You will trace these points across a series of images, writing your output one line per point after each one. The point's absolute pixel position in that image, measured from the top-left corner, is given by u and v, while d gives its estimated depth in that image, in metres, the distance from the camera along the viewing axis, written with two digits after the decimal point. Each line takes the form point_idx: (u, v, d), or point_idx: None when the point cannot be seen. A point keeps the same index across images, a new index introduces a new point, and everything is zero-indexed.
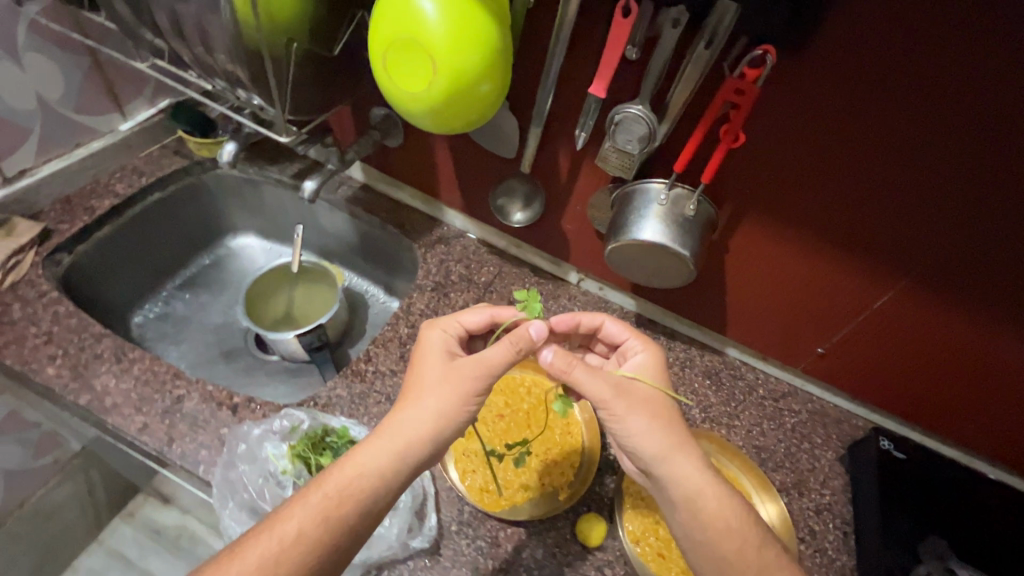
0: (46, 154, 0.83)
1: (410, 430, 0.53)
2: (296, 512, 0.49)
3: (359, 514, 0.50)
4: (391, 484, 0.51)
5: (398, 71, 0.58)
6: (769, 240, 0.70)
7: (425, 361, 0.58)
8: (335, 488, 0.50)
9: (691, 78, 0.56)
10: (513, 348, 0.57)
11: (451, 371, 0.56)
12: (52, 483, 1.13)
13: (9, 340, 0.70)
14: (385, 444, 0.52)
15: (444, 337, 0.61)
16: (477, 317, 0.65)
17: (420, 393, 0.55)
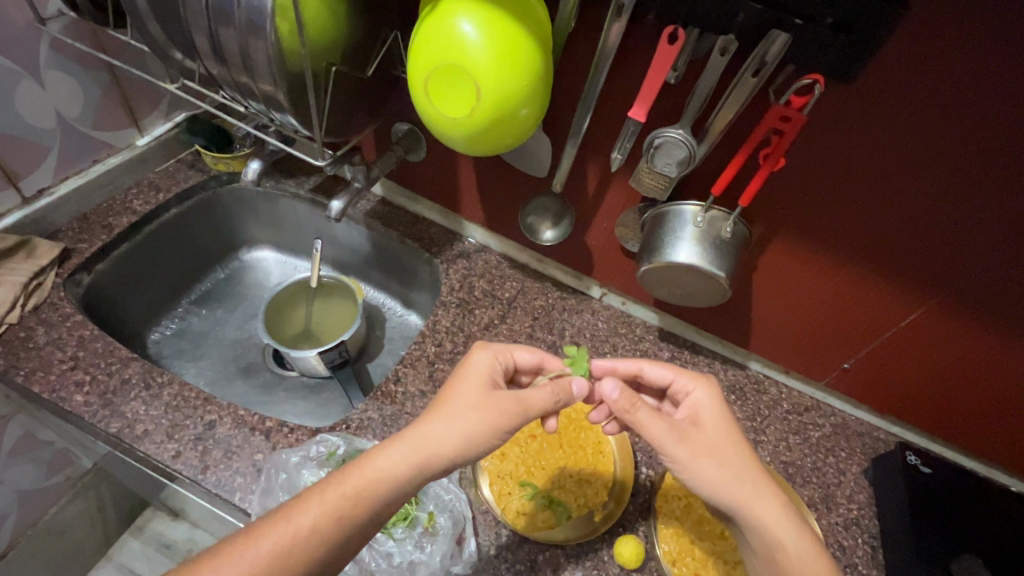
0: (64, 172, 0.81)
1: (432, 447, 0.51)
2: (313, 506, 0.48)
3: (368, 519, 0.49)
4: (402, 493, 0.50)
5: (439, 96, 0.58)
6: (799, 261, 0.71)
7: (463, 384, 0.56)
8: (352, 489, 0.49)
9: (733, 106, 0.56)
10: (550, 397, 0.57)
11: (487, 400, 0.54)
12: (64, 501, 1.08)
13: (34, 366, 0.69)
14: (407, 453, 0.50)
15: (491, 361, 0.59)
16: (529, 355, 0.64)
17: (451, 414, 0.53)
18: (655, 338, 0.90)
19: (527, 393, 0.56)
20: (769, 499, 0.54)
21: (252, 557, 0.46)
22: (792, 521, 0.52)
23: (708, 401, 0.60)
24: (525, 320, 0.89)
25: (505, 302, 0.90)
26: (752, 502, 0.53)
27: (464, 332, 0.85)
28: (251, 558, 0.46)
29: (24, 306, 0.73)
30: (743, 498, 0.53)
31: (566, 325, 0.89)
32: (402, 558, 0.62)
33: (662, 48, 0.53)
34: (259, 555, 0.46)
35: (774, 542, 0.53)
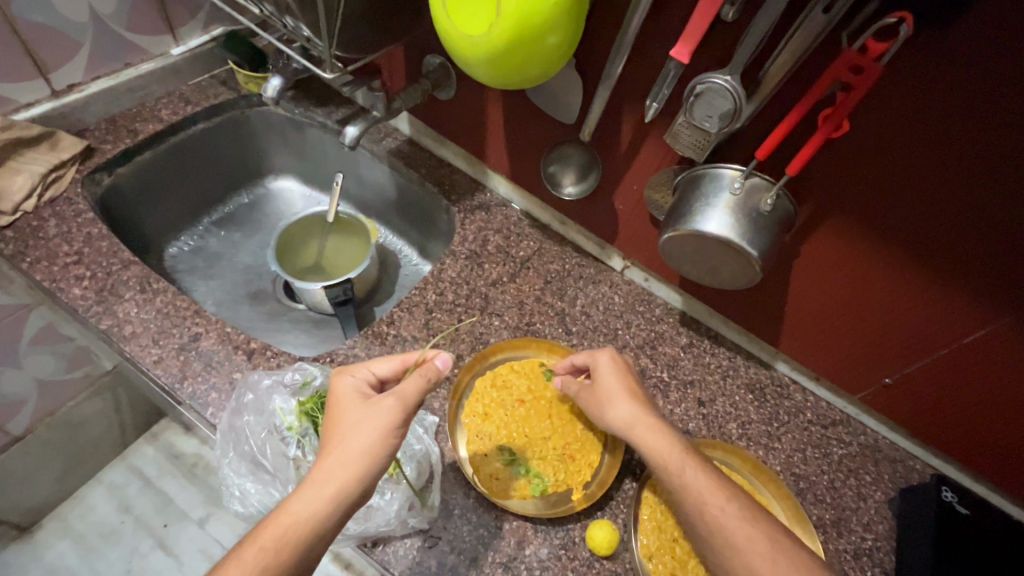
0: (95, 71, 0.81)
1: (342, 471, 0.47)
2: (232, 567, 0.42)
3: (298, 561, 0.44)
4: (324, 525, 0.45)
5: (458, 9, 0.52)
6: (848, 253, 0.62)
7: (340, 412, 0.51)
8: (272, 537, 0.43)
9: (794, 50, 0.47)
10: (426, 381, 0.52)
11: (370, 410, 0.50)
12: (82, 397, 1.15)
13: (42, 255, 0.70)
14: (318, 485, 0.46)
15: (356, 383, 0.54)
16: (388, 361, 0.57)
17: (345, 435, 0.49)
18: (674, 322, 0.83)
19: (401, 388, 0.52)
20: (645, 421, 0.56)
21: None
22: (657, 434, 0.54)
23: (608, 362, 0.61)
24: (537, 283, 0.83)
25: (518, 260, 0.85)
26: (633, 427, 0.56)
27: (469, 285, 0.81)
28: None
29: (41, 196, 0.74)
30: (627, 424, 0.57)
31: (579, 294, 0.83)
32: None
33: None
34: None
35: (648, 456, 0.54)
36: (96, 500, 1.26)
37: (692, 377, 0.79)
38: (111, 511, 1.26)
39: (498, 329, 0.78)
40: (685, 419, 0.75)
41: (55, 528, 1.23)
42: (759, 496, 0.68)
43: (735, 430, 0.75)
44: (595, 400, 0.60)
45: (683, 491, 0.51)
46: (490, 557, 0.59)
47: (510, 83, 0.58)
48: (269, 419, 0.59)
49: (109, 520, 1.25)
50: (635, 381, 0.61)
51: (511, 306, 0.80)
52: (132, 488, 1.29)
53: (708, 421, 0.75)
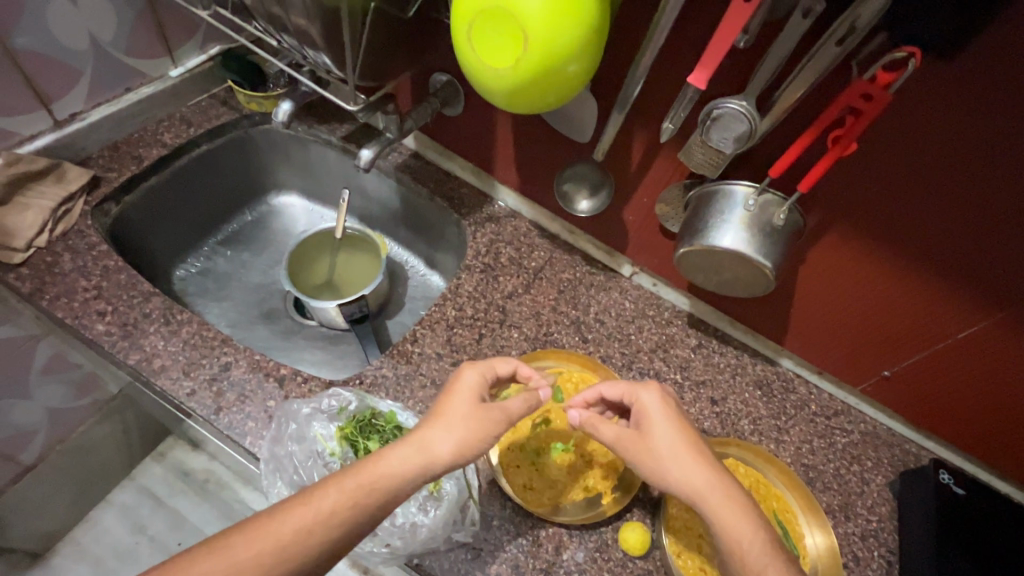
0: (96, 98, 0.79)
1: (445, 454, 0.50)
2: (332, 489, 0.47)
3: (377, 509, 0.47)
4: (409, 487, 0.49)
5: (481, 41, 0.53)
6: (852, 259, 0.65)
7: (456, 396, 0.54)
8: (368, 478, 0.48)
9: (808, 78, 0.50)
10: (525, 407, 0.56)
11: (485, 413, 0.53)
12: (90, 422, 1.13)
13: (60, 292, 0.70)
14: (420, 451, 0.50)
15: (481, 378, 0.56)
16: (508, 365, 0.60)
17: (449, 421, 0.52)
18: (683, 324, 0.87)
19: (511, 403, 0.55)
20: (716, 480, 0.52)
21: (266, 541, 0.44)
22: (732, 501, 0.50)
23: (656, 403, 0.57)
24: (551, 292, 0.85)
25: (531, 271, 0.87)
26: (702, 492, 0.51)
27: (486, 298, 0.83)
28: (274, 534, 0.45)
29: (52, 231, 0.73)
30: (693, 489, 0.52)
31: (591, 302, 0.86)
32: (404, 519, 0.59)
33: (736, 5, 0.47)
34: (280, 533, 0.45)
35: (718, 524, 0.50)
36: (109, 522, 1.26)
37: (704, 378, 0.82)
38: (125, 533, 1.26)
39: (517, 340, 0.80)
40: (700, 418, 0.79)
41: (69, 553, 1.22)
42: (774, 489, 0.72)
43: (748, 426, 0.79)
44: (647, 451, 0.54)
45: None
46: (530, 563, 0.62)
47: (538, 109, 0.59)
48: (311, 446, 0.60)
49: (124, 541, 1.25)
50: (691, 432, 0.56)
51: (528, 318, 0.82)
52: (144, 508, 1.28)
53: (721, 419, 0.79)
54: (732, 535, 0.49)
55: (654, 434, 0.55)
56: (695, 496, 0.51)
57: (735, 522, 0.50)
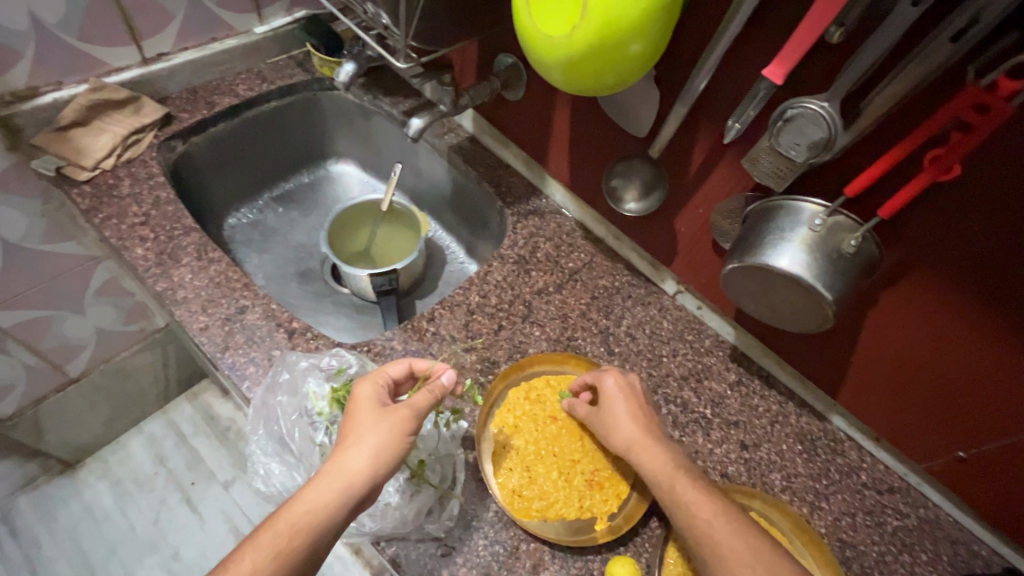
0: (184, 43, 0.84)
1: (361, 468, 0.48)
2: (248, 554, 0.44)
3: (307, 549, 0.45)
4: (339, 515, 0.47)
5: (540, 8, 0.50)
6: (930, 310, 0.56)
7: (358, 413, 0.52)
8: (284, 526, 0.45)
9: (909, 80, 0.42)
10: (432, 399, 0.55)
11: (390, 417, 0.52)
12: (135, 349, 1.19)
13: (112, 213, 0.73)
14: (331, 478, 0.47)
15: (375, 389, 0.55)
16: (399, 364, 0.58)
17: (357, 437, 0.50)
18: (723, 356, 0.78)
19: (416, 399, 0.54)
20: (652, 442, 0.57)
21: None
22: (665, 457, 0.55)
23: (616, 388, 0.60)
24: (583, 296, 0.80)
25: (566, 271, 0.82)
26: (636, 445, 0.57)
27: (514, 291, 0.79)
28: None
29: (119, 156, 0.78)
30: (630, 444, 0.57)
31: (625, 314, 0.80)
32: (378, 498, 0.56)
33: None
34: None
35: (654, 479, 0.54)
36: (135, 449, 1.33)
37: (736, 418, 0.74)
38: (146, 462, 1.32)
39: (538, 339, 0.75)
40: (725, 462, 0.70)
41: (95, 469, 1.30)
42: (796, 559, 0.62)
43: (779, 482, 0.70)
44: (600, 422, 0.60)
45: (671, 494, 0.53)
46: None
47: (603, 90, 0.56)
48: (301, 401, 0.59)
49: (143, 469, 1.31)
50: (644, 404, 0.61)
51: (553, 318, 0.77)
52: (167, 442, 1.35)
53: (749, 467, 0.70)
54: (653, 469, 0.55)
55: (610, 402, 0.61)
56: (631, 448, 0.57)
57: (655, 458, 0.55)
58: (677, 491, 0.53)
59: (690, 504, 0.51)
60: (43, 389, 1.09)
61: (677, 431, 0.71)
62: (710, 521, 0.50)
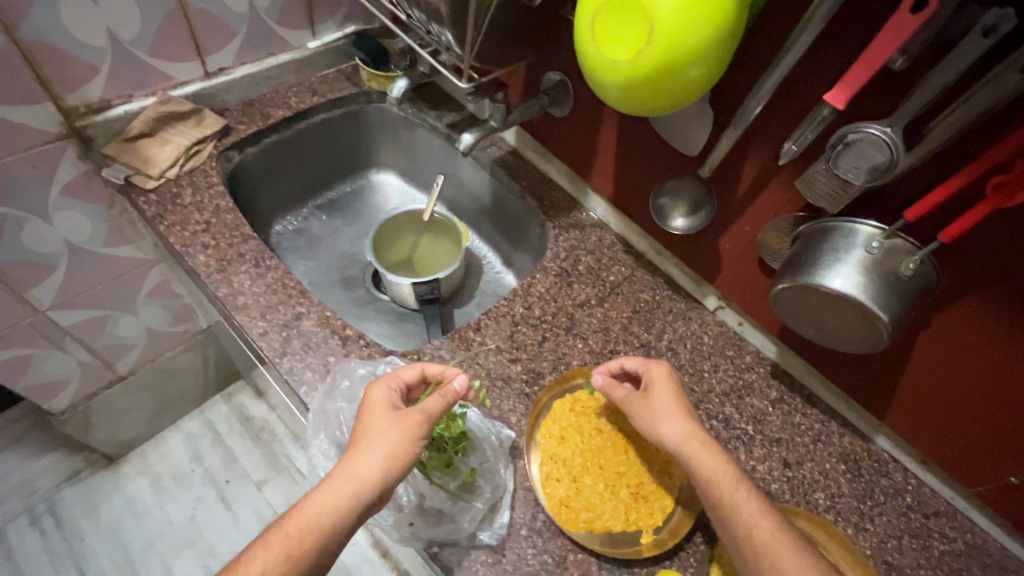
0: (243, 58, 0.87)
1: (372, 472, 0.51)
2: (260, 553, 0.47)
3: (316, 551, 0.48)
4: (348, 517, 0.49)
5: (605, 33, 0.52)
6: (986, 332, 0.56)
7: (371, 416, 0.55)
8: (296, 526, 0.48)
9: (974, 107, 0.43)
10: (444, 403, 0.57)
11: (401, 422, 0.54)
12: (179, 349, 1.23)
13: (176, 220, 0.76)
14: (341, 482, 0.50)
15: (389, 393, 0.57)
16: (413, 369, 0.61)
17: (370, 441, 0.53)
18: (765, 372, 0.79)
19: (428, 403, 0.56)
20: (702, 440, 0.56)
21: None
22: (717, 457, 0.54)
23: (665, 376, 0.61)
24: (624, 310, 0.81)
25: (608, 285, 0.83)
26: (687, 444, 0.56)
27: (557, 303, 0.80)
28: None
29: (182, 166, 0.81)
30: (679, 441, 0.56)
31: (666, 328, 0.80)
32: (433, 503, 0.59)
33: (897, 18, 0.42)
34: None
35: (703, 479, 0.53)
36: (174, 445, 1.38)
37: (779, 436, 0.74)
38: (184, 459, 1.36)
39: (581, 351, 0.76)
40: (767, 479, 0.70)
41: (137, 464, 1.35)
42: None
43: (823, 501, 0.69)
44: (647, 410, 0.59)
45: (720, 496, 0.52)
46: None
47: (672, 105, 0.56)
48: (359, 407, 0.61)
49: (181, 466, 1.35)
50: (688, 402, 0.60)
51: (596, 331, 0.78)
52: (204, 440, 1.39)
53: (793, 486, 0.70)
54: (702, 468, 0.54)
55: (658, 394, 0.60)
56: (680, 446, 0.56)
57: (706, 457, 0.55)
58: (726, 491, 0.52)
59: (749, 513, 0.51)
60: (95, 385, 1.12)
61: (719, 446, 0.72)
62: (773, 534, 0.50)
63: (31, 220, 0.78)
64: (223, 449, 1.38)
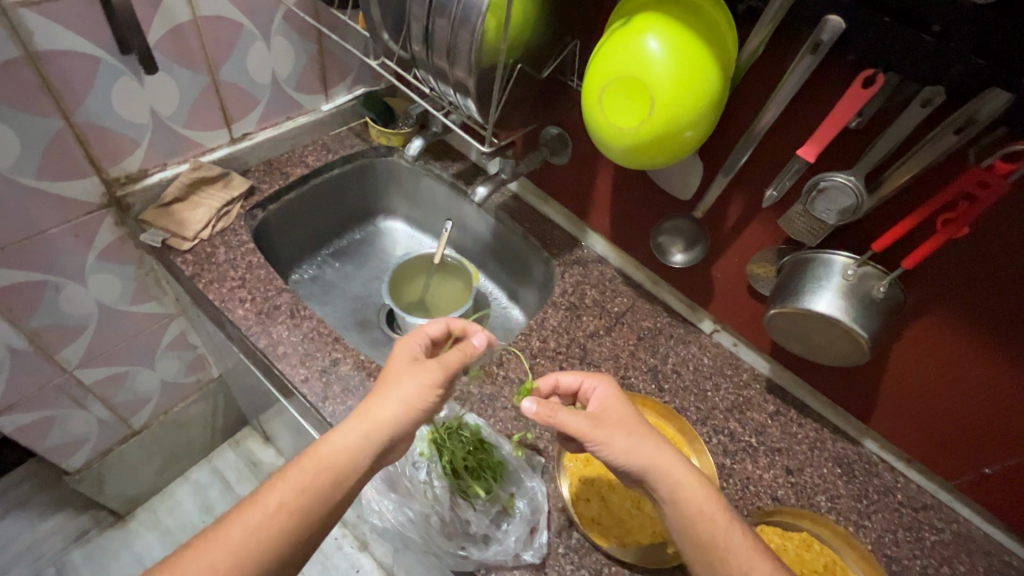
0: (264, 123, 0.94)
1: (381, 418, 0.56)
2: (275, 488, 0.52)
3: (330, 488, 0.53)
4: (360, 457, 0.54)
5: (612, 104, 0.59)
6: (949, 341, 0.65)
7: (395, 363, 0.61)
8: (309, 464, 0.53)
9: (923, 159, 0.52)
10: (468, 352, 0.63)
11: (420, 371, 0.59)
12: (191, 399, 1.24)
13: (212, 278, 0.82)
14: (354, 425, 0.55)
15: (411, 345, 0.65)
16: (437, 324, 0.69)
17: (388, 384, 0.58)
18: (761, 388, 0.86)
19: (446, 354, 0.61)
20: (666, 455, 0.57)
21: (224, 542, 0.50)
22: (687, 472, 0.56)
23: (570, 421, 0.58)
24: (631, 337, 0.89)
25: (613, 315, 0.91)
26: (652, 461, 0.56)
27: (569, 334, 0.87)
28: (226, 544, 0.50)
29: (213, 227, 0.87)
30: (647, 461, 0.56)
31: (670, 352, 0.88)
32: (478, 529, 0.64)
33: (852, 91, 0.52)
34: (234, 537, 0.50)
35: (679, 502, 0.55)
36: (183, 497, 1.37)
37: (780, 445, 0.81)
38: (194, 509, 1.36)
39: None
40: (774, 486, 0.77)
41: (145, 518, 1.34)
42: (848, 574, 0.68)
43: (824, 503, 0.76)
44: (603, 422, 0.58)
45: (697, 526, 0.54)
46: None
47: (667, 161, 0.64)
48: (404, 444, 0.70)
49: (192, 517, 1.35)
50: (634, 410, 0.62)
51: (607, 359, 0.85)
52: (214, 489, 1.39)
53: (797, 490, 0.77)
54: (669, 488, 0.56)
55: (614, 415, 0.60)
56: (649, 466, 0.56)
57: (681, 477, 0.56)
58: (705, 518, 0.55)
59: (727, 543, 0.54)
60: (109, 441, 1.13)
61: (728, 458, 0.79)
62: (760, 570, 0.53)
63: (68, 284, 0.83)
64: (233, 497, 1.38)
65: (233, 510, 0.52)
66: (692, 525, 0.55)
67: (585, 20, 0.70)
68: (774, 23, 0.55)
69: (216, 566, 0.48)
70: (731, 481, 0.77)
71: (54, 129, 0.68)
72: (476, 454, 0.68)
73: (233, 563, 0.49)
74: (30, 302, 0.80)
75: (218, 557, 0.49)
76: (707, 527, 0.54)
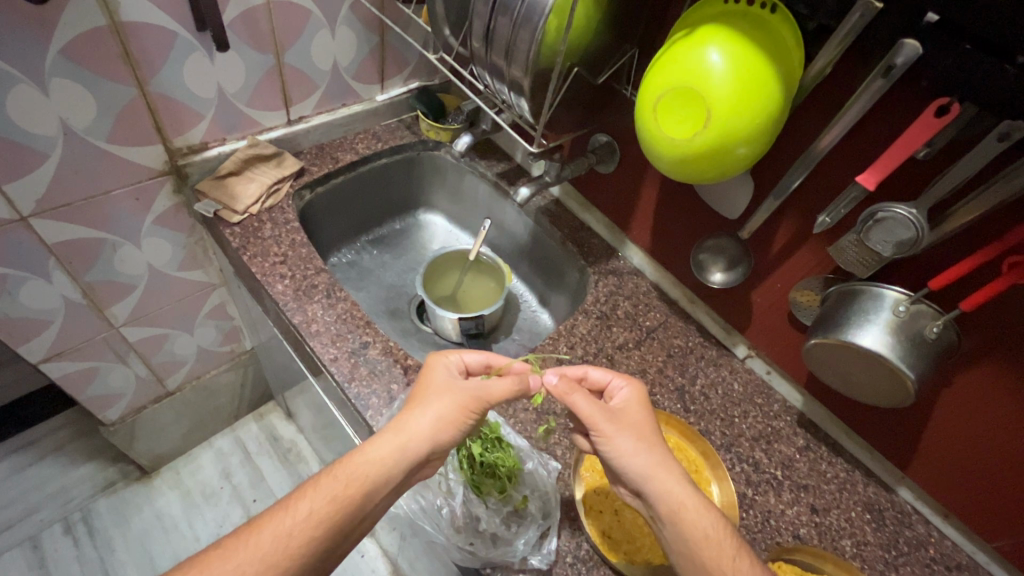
0: (320, 108, 0.97)
1: (412, 434, 0.57)
2: (309, 495, 0.53)
3: (363, 500, 0.53)
4: (395, 471, 0.55)
5: (667, 113, 0.58)
6: (1003, 393, 0.61)
7: (432, 383, 0.62)
8: (343, 473, 0.54)
9: (993, 198, 0.49)
10: (518, 386, 0.64)
11: (454, 391, 0.60)
12: (223, 367, 1.28)
13: (257, 251, 0.84)
14: (388, 440, 0.56)
15: (448, 367, 0.64)
16: (478, 355, 0.67)
17: (424, 402, 0.60)
18: (792, 421, 0.83)
19: (490, 384, 0.62)
20: (665, 469, 0.56)
21: (257, 545, 0.50)
22: (685, 490, 0.55)
23: (583, 405, 0.59)
24: (660, 353, 0.87)
25: (644, 329, 0.89)
26: (653, 472, 0.55)
27: (597, 344, 0.86)
28: (256, 547, 0.49)
29: (263, 203, 0.89)
30: (647, 470, 0.56)
31: (699, 373, 0.86)
32: (489, 527, 0.64)
33: (923, 120, 0.50)
34: (264, 543, 0.50)
35: (672, 521, 0.54)
36: (205, 462, 1.42)
37: (806, 482, 0.78)
38: (214, 475, 1.40)
39: None
40: (795, 523, 0.74)
41: (168, 478, 1.39)
42: None
43: (850, 547, 0.72)
44: (614, 417, 0.59)
45: (695, 545, 0.53)
46: None
47: (717, 177, 0.62)
48: None
49: (211, 483, 1.39)
50: (652, 418, 0.62)
51: (634, 372, 0.84)
52: (234, 458, 1.43)
53: (820, 531, 0.73)
54: (670, 504, 0.54)
55: (631, 418, 0.60)
56: (649, 476, 0.55)
57: (685, 496, 0.55)
58: (702, 544, 0.53)
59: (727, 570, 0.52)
60: (144, 399, 1.18)
61: (750, 488, 0.76)
62: None
63: (123, 245, 0.87)
64: (251, 468, 1.42)
65: (266, 511, 0.52)
66: (688, 543, 0.53)
67: (646, 29, 0.70)
68: (843, 46, 0.53)
69: (248, 568, 0.48)
70: (751, 512, 0.74)
71: (128, 96, 0.72)
72: (493, 451, 0.68)
73: (261, 568, 0.49)
74: (89, 258, 0.85)
75: (248, 559, 0.49)
76: (702, 553, 0.52)
